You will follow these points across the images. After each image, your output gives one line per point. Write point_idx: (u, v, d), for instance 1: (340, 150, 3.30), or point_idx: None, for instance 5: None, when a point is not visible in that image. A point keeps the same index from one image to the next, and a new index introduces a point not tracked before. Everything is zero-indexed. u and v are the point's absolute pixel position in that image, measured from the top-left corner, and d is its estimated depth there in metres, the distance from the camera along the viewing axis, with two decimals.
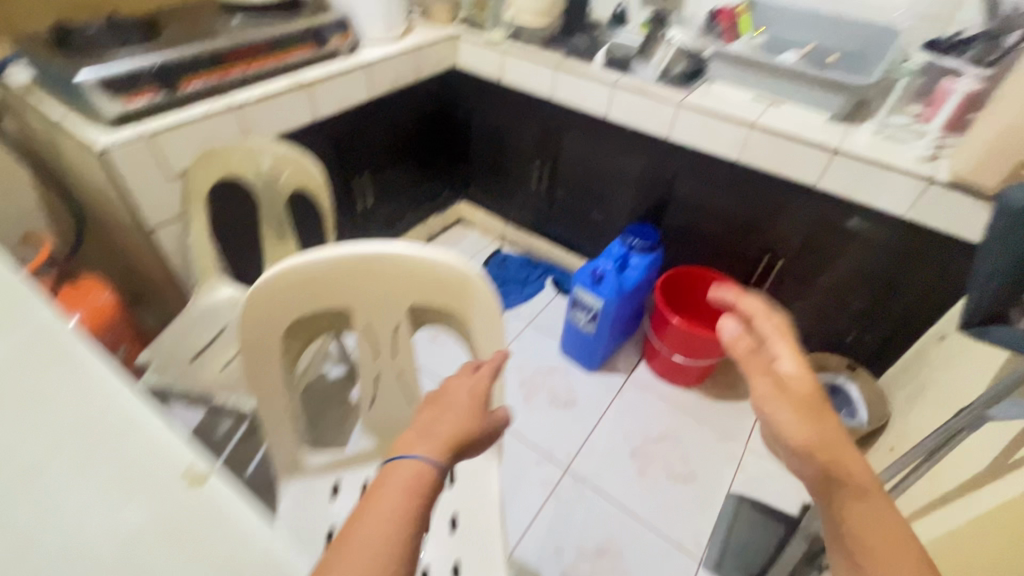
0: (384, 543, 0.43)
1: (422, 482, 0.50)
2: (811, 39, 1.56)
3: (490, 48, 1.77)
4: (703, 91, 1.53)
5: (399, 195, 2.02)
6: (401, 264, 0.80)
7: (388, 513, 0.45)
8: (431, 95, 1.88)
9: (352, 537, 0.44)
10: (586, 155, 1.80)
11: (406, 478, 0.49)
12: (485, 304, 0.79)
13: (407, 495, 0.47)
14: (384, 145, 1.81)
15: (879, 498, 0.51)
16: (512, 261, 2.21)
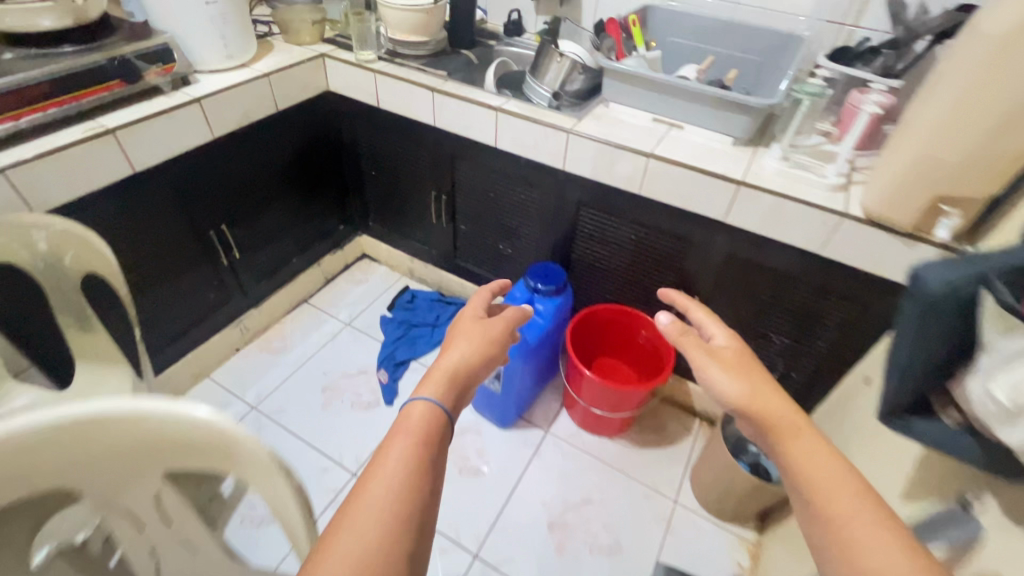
0: (395, 473, 0.66)
1: (428, 418, 0.76)
2: (711, 49, 1.41)
3: (363, 69, 1.53)
4: (597, 116, 1.35)
5: (277, 241, 1.77)
6: (139, 425, 0.58)
7: (399, 446, 0.70)
8: (300, 125, 1.63)
9: (379, 471, 0.67)
10: (483, 186, 1.60)
11: (421, 412, 0.77)
12: (263, 465, 0.60)
13: (414, 429, 0.74)
14: (245, 189, 1.55)
15: (786, 416, 0.69)
16: (422, 299, 2.00)
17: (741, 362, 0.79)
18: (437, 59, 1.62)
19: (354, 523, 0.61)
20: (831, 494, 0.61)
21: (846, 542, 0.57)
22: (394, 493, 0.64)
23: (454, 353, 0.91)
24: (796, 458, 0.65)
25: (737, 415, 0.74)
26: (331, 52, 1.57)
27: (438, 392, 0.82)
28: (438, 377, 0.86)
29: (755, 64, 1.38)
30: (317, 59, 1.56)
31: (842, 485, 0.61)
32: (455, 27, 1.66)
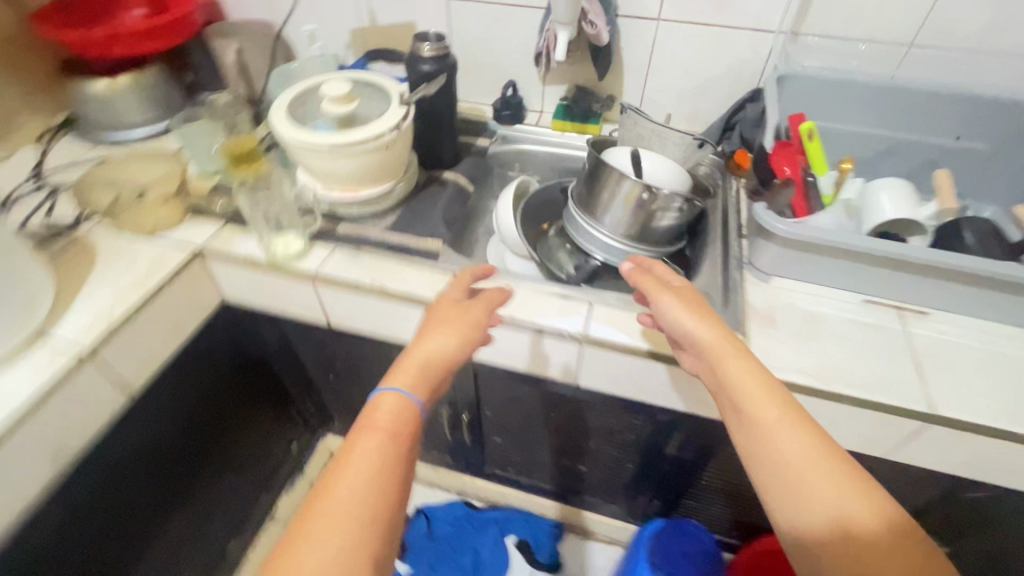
0: (370, 469, 0.49)
1: (402, 416, 0.55)
2: (890, 136, 0.85)
3: (284, 271, 0.81)
4: (764, 314, 0.72)
5: (189, 548, 1.03)
6: None
7: (374, 451, 0.51)
8: (186, 379, 0.88)
9: (344, 470, 0.49)
10: (531, 406, 0.96)
11: (389, 414, 0.54)
12: None
13: (382, 424, 0.53)
14: (108, 528, 0.82)
15: (723, 339, 0.59)
16: (441, 526, 1.33)
17: (687, 287, 0.64)
18: (414, 209, 0.93)
19: (333, 517, 0.46)
20: (749, 405, 0.55)
21: (767, 450, 0.53)
22: (366, 486, 0.48)
23: (434, 338, 0.61)
24: (731, 380, 0.57)
25: (692, 353, 0.62)
26: (214, 241, 0.83)
27: (415, 384, 0.57)
28: (410, 369, 0.58)
29: (969, 152, 0.83)
30: (190, 264, 0.82)
31: (764, 394, 0.55)
32: (427, 140, 0.98)
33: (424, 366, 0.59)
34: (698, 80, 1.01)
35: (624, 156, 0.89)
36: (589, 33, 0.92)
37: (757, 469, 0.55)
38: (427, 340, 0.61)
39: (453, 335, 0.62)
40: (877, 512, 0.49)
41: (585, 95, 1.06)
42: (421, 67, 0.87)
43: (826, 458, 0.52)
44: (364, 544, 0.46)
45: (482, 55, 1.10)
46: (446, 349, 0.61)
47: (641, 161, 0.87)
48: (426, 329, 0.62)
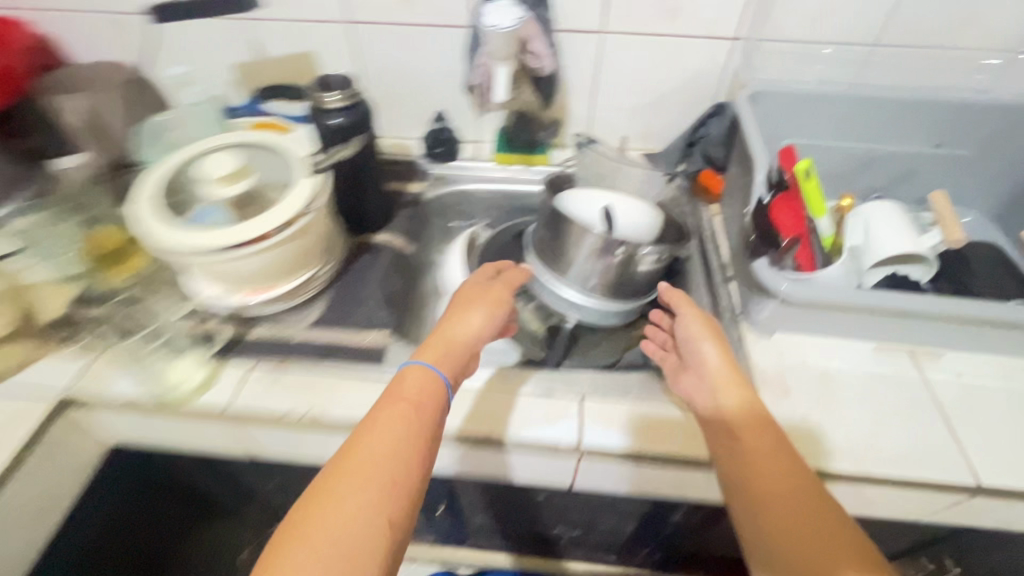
0: (387, 450, 0.47)
1: (427, 388, 0.53)
2: (867, 149, 0.77)
3: (182, 412, 0.63)
4: (776, 381, 0.63)
5: None
6: None
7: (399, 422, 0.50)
8: (82, 552, 0.69)
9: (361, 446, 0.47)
10: (516, 497, 0.83)
11: (417, 390, 0.53)
12: None
13: (406, 400, 0.52)
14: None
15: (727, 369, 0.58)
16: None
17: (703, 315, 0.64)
18: (345, 292, 0.76)
19: (351, 478, 0.45)
20: (728, 403, 0.55)
21: (741, 461, 0.51)
22: (383, 465, 0.46)
23: (460, 321, 0.60)
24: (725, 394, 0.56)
25: (691, 374, 0.60)
26: (82, 381, 0.63)
27: (442, 361, 0.57)
28: (438, 347, 0.58)
29: (947, 159, 0.77)
30: (56, 418, 0.62)
31: (733, 393, 0.55)
32: (349, 202, 0.81)
33: (450, 347, 0.59)
34: (652, 94, 0.89)
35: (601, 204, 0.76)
36: (534, 67, 0.80)
37: (724, 481, 0.52)
38: (454, 323, 0.60)
39: (480, 314, 0.62)
40: (840, 538, 0.44)
41: (526, 122, 0.92)
42: (327, 122, 0.70)
43: (799, 484, 0.48)
44: (382, 500, 0.45)
45: (400, 83, 0.93)
46: (473, 323, 0.61)
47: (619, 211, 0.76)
48: (456, 310, 0.62)
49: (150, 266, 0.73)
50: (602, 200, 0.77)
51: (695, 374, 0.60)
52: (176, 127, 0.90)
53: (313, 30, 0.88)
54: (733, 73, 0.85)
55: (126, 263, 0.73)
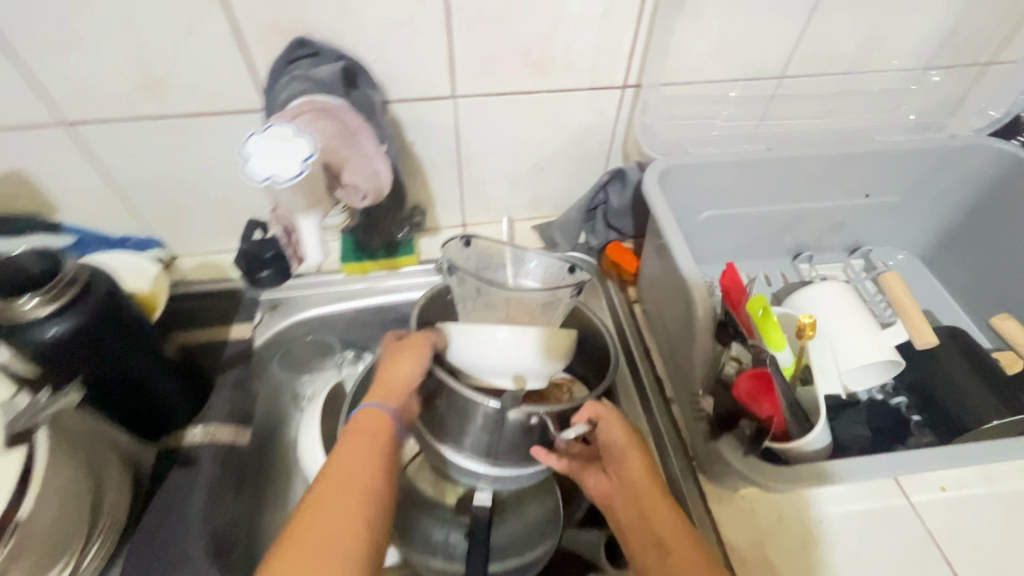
0: (354, 486, 0.42)
1: (377, 425, 0.47)
2: (793, 207, 0.65)
3: None
4: (754, 561, 0.50)
5: None
6: None
7: (364, 449, 0.45)
8: None
9: (329, 484, 0.42)
10: None
11: (366, 428, 0.46)
12: None
13: (366, 435, 0.46)
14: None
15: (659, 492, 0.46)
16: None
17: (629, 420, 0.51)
18: (152, 557, 0.50)
19: (326, 516, 0.40)
20: (655, 527, 0.44)
21: None
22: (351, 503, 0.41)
23: (398, 362, 0.49)
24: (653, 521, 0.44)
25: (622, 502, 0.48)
26: None
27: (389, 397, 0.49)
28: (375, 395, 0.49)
29: (874, 206, 0.66)
30: None
31: (664, 518, 0.44)
32: (128, 411, 0.54)
33: (383, 395, 0.49)
34: (533, 159, 0.70)
35: (493, 350, 0.50)
36: (354, 203, 0.54)
37: None
38: (387, 365, 0.50)
39: (415, 359, 0.49)
40: None
41: (376, 224, 0.68)
42: (36, 339, 0.43)
43: None
44: (359, 535, 0.40)
45: (184, 191, 0.65)
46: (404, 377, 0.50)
47: (520, 362, 0.50)
48: (388, 352, 0.51)
49: None
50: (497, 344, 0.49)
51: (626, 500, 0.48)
52: None
53: (13, 140, 0.57)
54: (627, 125, 0.67)
55: None
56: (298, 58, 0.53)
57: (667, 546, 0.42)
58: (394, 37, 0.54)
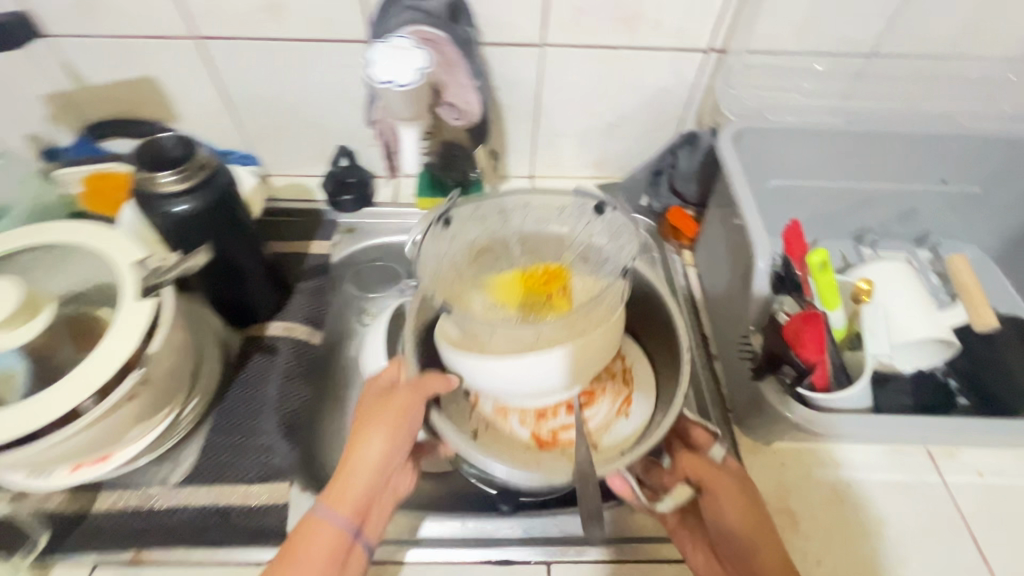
0: None
1: (325, 542, 0.44)
2: (862, 188, 0.65)
3: None
4: (779, 511, 0.52)
5: None
6: None
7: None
8: None
9: None
10: None
11: (314, 543, 0.43)
12: None
13: (311, 557, 0.43)
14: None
15: None
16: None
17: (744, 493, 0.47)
18: (235, 421, 0.58)
19: None
20: None
21: None
22: None
23: (366, 443, 0.47)
24: None
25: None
26: None
27: (344, 502, 0.45)
28: (337, 489, 0.46)
29: (946, 195, 0.66)
30: None
31: None
32: (224, 295, 0.61)
33: (339, 492, 0.45)
34: (607, 117, 0.72)
35: (541, 377, 0.49)
36: (449, 122, 0.61)
37: None
38: (357, 444, 0.47)
39: (388, 437, 0.47)
40: None
41: (452, 159, 0.72)
42: (167, 211, 0.49)
43: None
44: None
45: (285, 113, 0.71)
46: (377, 453, 0.47)
47: (568, 377, 0.49)
48: (360, 424, 0.48)
49: None
50: (531, 377, 0.48)
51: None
52: None
53: (150, 49, 0.64)
54: (704, 92, 0.69)
55: None
56: None
57: None
58: None
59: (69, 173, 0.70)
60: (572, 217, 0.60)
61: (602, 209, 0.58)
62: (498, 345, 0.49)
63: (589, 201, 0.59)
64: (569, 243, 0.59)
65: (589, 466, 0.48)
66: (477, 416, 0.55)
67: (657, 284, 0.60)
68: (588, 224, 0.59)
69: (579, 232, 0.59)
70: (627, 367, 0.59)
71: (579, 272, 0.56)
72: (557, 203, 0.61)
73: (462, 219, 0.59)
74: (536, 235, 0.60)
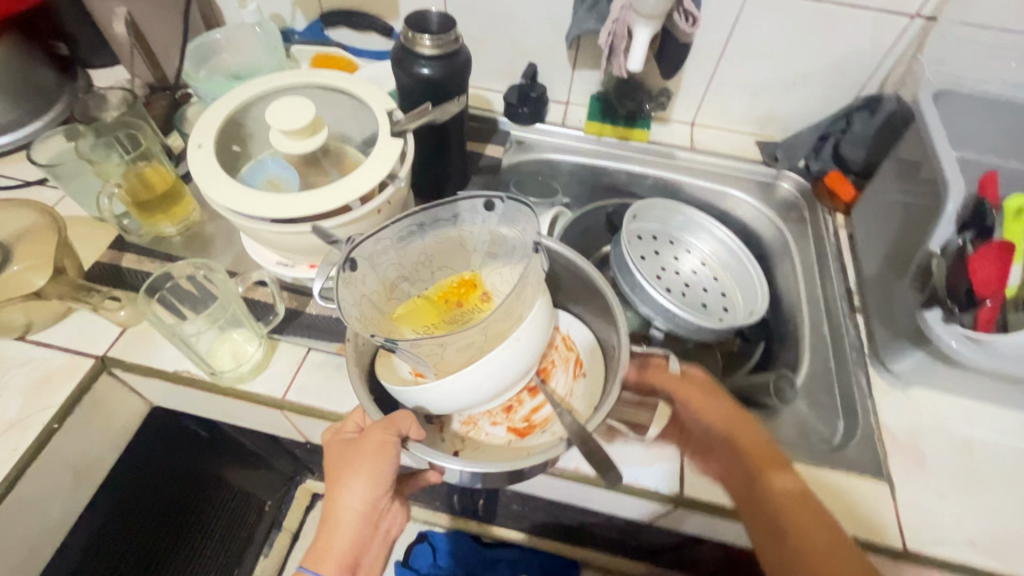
0: None
1: None
2: None
3: (236, 369, 0.56)
4: (907, 447, 0.55)
5: None
6: None
7: None
8: (125, 498, 0.66)
9: None
10: (563, 510, 0.77)
11: None
12: None
13: None
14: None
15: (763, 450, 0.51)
16: (448, 561, 1.15)
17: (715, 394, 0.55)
18: None
19: None
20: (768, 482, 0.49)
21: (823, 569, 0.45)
22: None
23: (342, 499, 0.48)
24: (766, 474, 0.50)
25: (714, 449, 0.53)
26: (127, 344, 0.57)
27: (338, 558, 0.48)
28: (326, 539, 0.48)
29: None
30: (94, 384, 0.55)
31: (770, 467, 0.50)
32: (428, 167, 0.70)
33: (330, 543, 0.48)
34: (788, 73, 0.75)
35: (503, 371, 0.50)
36: (681, 28, 0.65)
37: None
38: (336, 498, 0.48)
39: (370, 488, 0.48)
40: None
41: (632, 90, 0.80)
42: (417, 71, 0.58)
43: None
44: None
45: (491, 28, 0.79)
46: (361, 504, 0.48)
47: (523, 364, 0.52)
48: (333, 479, 0.49)
49: (197, 211, 0.67)
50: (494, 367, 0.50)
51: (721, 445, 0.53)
52: (228, 50, 0.79)
53: None
54: (897, 60, 0.71)
55: (174, 210, 0.65)
56: None
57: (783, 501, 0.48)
58: None
59: (303, 50, 0.82)
60: (467, 219, 0.57)
61: (494, 206, 0.55)
62: (452, 358, 0.50)
63: (478, 200, 0.55)
64: (471, 244, 0.59)
65: (578, 427, 0.49)
66: (449, 437, 0.56)
67: (585, 266, 0.58)
68: (484, 219, 0.57)
69: (475, 225, 0.58)
70: (566, 334, 0.61)
71: (495, 269, 0.58)
72: (448, 214, 0.56)
73: (371, 256, 0.53)
74: (436, 248, 0.59)
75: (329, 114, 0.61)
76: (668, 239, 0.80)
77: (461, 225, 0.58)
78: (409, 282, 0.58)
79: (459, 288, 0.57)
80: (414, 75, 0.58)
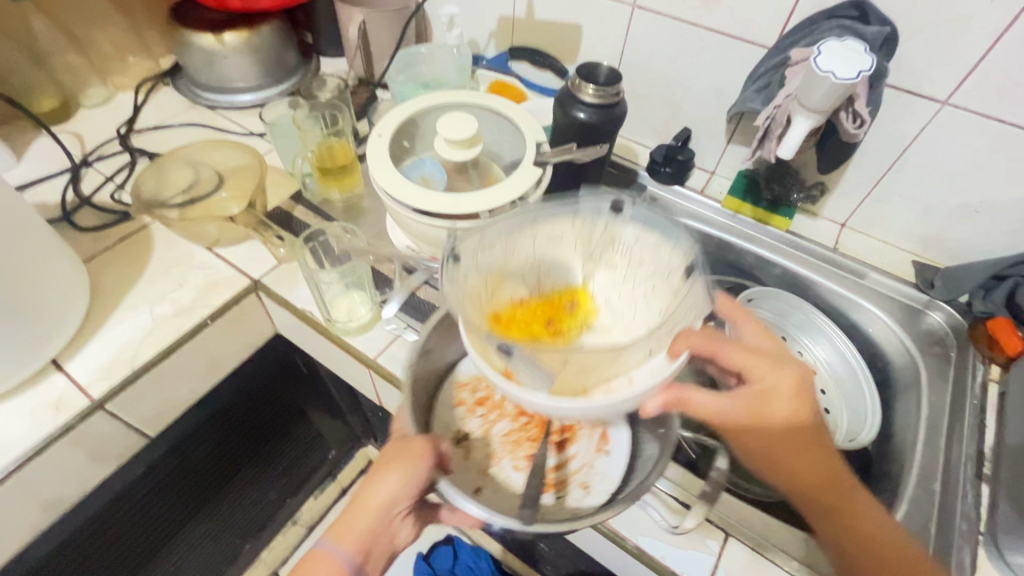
0: None
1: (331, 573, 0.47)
2: None
3: (347, 324, 0.65)
4: None
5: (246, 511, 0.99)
6: None
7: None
8: (236, 400, 0.78)
9: None
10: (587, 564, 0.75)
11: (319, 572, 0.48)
12: None
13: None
14: (126, 538, 0.74)
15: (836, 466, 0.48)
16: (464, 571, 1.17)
17: (792, 396, 0.46)
18: None
19: None
20: (847, 504, 0.48)
21: None
22: None
23: (372, 485, 0.50)
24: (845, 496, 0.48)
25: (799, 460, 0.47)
26: (278, 275, 0.69)
27: (349, 539, 0.49)
28: (348, 519, 0.50)
29: None
30: (243, 300, 0.68)
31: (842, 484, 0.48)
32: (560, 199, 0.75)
33: (347, 527, 0.50)
34: (972, 198, 0.68)
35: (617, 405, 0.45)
36: (845, 129, 0.64)
37: None
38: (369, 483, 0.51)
39: (396, 485, 0.49)
40: None
41: (783, 175, 0.78)
42: (574, 114, 0.63)
43: None
44: None
45: (658, 90, 0.82)
46: (384, 497, 0.49)
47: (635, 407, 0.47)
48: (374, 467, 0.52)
49: (360, 187, 0.79)
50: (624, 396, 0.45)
51: (803, 453, 0.47)
52: (426, 63, 0.92)
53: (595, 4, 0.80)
54: None
55: (343, 179, 0.76)
56: (841, 16, 0.62)
57: (868, 523, 0.47)
58: (933, 32, 0.59)
59: (486, 75, 0.93)
60: (586, 216, 0.58)
61: (622, 209, 0.57)
62: (569, 377, 0.46)
63: (605, 201, 0.57)
64: (590, 248, 0.58)
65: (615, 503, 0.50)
66: (471, 467, 0.56)
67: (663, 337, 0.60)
68: (607, 221, 0.57)
69: (593, 225, 0.58)
70: None
71: (603, 285, 0.56)
72: (569, 208, 0.57)
73: (473, 249, 0.53)
74: (548, 254, 0.57)
75: (489, 133, 0.69)
76: (780, 334, 0.75)
77: (580, 219, 0.58)
78: (516, 278, 0.55)
79: (565, 298, 0.56)
80: (572, 113, 0.63)
